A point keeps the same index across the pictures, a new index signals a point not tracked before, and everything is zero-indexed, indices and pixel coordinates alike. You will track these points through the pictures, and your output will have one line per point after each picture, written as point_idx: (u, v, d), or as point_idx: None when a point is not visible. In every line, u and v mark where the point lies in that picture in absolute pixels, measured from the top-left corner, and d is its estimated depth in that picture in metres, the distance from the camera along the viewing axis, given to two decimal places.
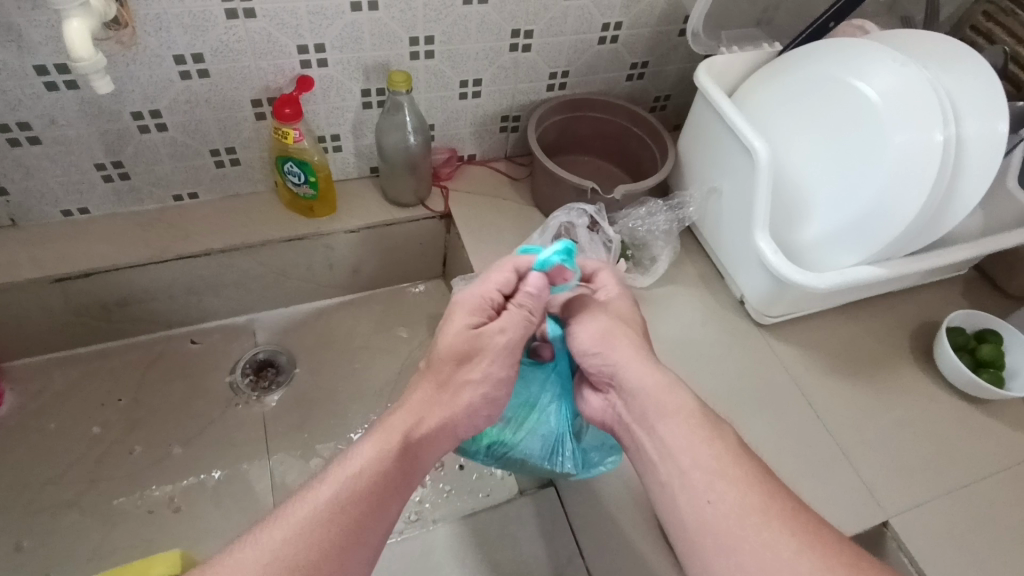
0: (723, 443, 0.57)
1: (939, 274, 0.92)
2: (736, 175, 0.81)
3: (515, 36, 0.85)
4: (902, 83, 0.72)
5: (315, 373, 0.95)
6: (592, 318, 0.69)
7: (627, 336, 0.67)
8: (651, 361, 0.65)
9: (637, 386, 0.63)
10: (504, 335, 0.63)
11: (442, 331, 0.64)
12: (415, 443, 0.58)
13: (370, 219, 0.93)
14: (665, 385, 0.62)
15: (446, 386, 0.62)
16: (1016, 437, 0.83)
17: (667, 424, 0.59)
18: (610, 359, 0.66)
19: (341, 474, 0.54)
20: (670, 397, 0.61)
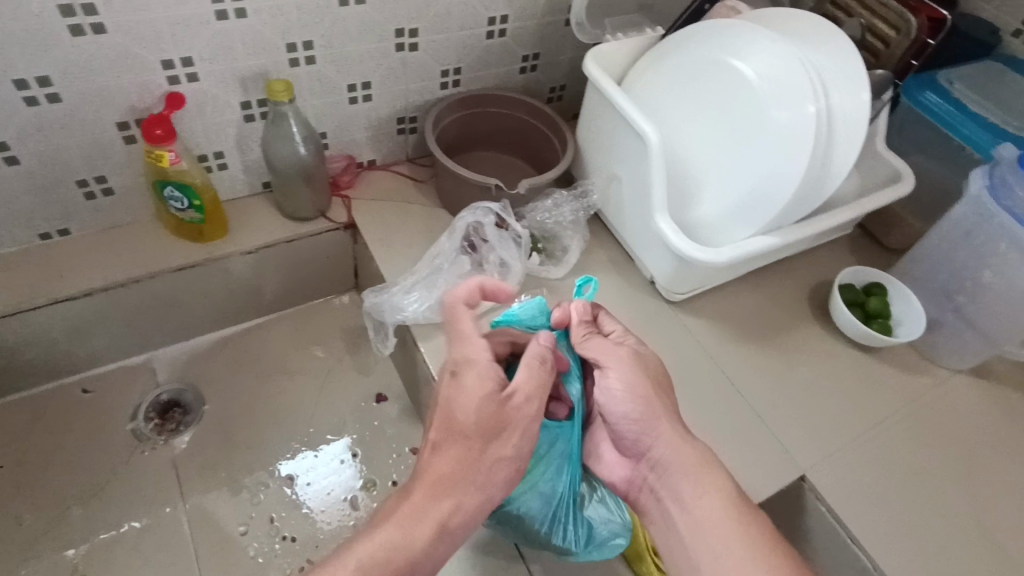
0: (754, 531, 0.55)
1: (828, 236, 0.98)
2: (632, 160, 0.82)
3: (400, 35, 0.82)
4: (773, 60, 0.75)
5: (227, 406, 0.89)
6: (618, 370, 0.64)
7: (663, 402, 0.63)
8: (685, 432, 0.62)
9: (667, 460, 0.60)
10: (529, 404, 0.58)
11: (454, 405, 0.56)
12: (441, 531, 0.53)
13: (269, 238, 0.88)
14: (701, 460, 0.60)
15: (481, 460, 0.55)
16: (906, 380, 0.90)
17: (703, 503, 0.57)
18: (647, 427, 0.62)
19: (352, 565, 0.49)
20: (708, 475, 0.59)
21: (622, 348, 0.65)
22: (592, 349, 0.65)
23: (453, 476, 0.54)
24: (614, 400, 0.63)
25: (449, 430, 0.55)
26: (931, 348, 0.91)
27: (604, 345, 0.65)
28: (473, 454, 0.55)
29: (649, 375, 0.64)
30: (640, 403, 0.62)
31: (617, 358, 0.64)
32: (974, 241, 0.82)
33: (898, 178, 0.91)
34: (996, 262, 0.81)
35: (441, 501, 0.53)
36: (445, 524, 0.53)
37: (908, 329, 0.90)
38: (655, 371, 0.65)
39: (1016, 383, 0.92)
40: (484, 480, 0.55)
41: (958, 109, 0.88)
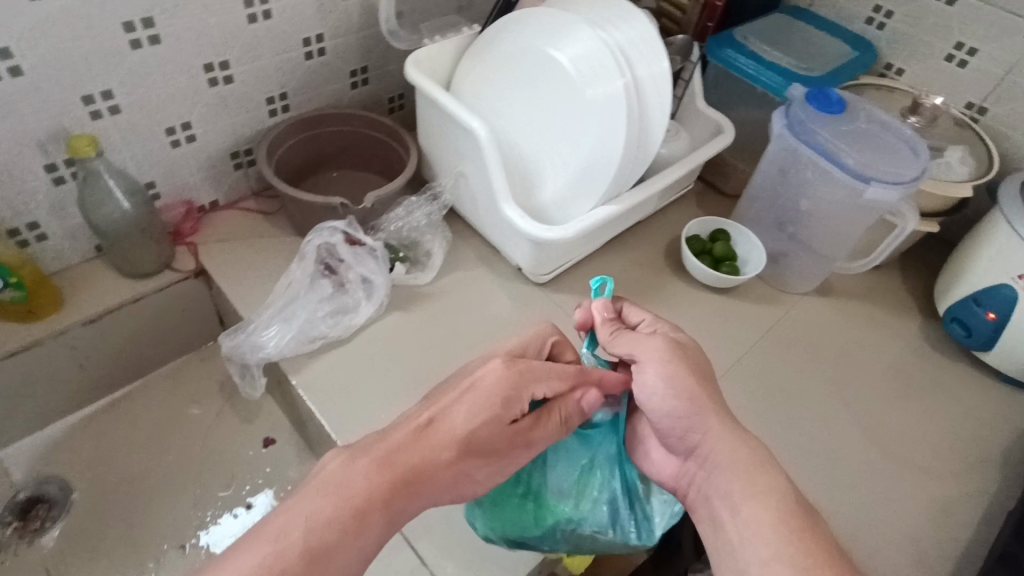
0: (811, 534, 0.52)
1: (671, 194, 1.04)
2: (471, 156, 0.84)
3: (210, 70, 0.80)
4: (579, 42, 0.79)
5: (99, 488, 0.83)
6: (649, 362, 0.63)
7: (708, 395, 0.61)
8: (738, 431, 0.60)
9: (716, 460, 0.58)
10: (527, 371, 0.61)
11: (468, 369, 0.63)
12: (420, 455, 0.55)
13: (109, 303, 0.82)
14: (752, 457, 0.58)
15: (467, 395, 0.59)
16: (761, 311, 0.98)
17: (756, 502, 0.55)
18: (693, 423, 0.60)
19: (332, 485, 0.52)
20: (761, 473, 0.57)
21: (657, 337, 0.64)
22: (628, 341, 0.65)
23: (418, 456, 0.55)
24: (652, 395, 0.62)
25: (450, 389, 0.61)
26: (777, 278, 1.00)
27: (637, 335, 0.65)
28: (474, 410, 0.58)
29: (689, 363, 0.63)
30: (682, 397, 0.61)
31: (652, 352, 0.63)
32: (789, 176, 0.91)
33: (721, 131, 0.99)
34: (808, 191, 0.90)
35: (422, 426, 0.57)
36: (420, 447, 0.56)
37: (753, 265, 0.98)
38: (696, 359, 0.64)
39: (853, 293, 1.03)
40: (471, 417, 0.57)
41: (759, 63, 0.95)
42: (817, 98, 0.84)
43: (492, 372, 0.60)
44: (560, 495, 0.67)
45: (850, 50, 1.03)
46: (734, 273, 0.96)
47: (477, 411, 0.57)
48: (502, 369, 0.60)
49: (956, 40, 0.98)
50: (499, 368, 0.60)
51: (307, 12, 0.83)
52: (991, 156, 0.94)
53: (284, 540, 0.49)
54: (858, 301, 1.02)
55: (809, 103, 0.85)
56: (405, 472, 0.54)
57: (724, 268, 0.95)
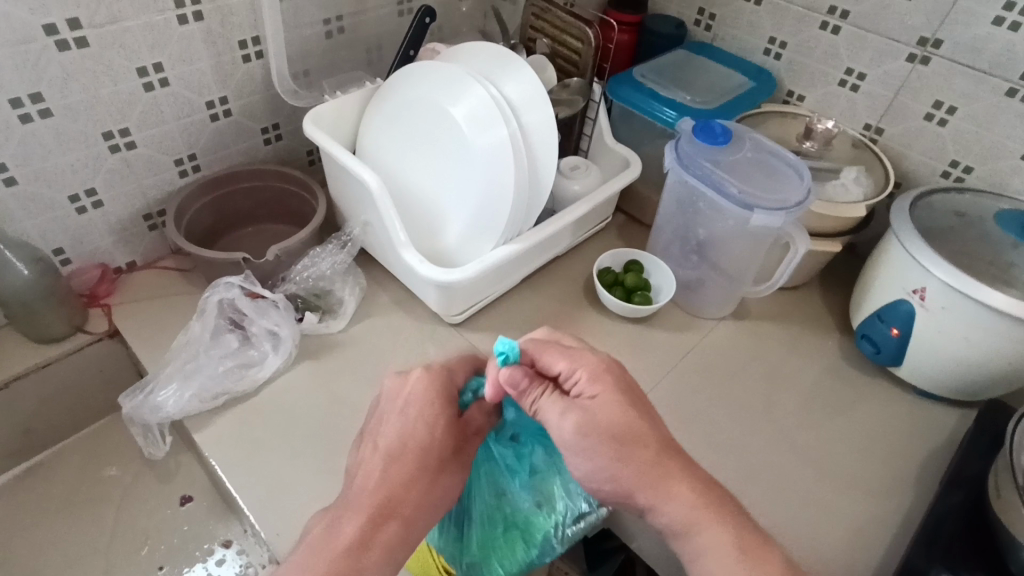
0: None
1: (586, 228, 1.07)
2: (370, 206, 0.86)
3: (110, 136, 0.82)
4: (464, 92, 0.82)
5: (7, 558, 0.83)
6: (572, 451, 0.60)
7: (637, 464, 0.58)
8: (675, 482, 0.58)
9: (665, 523, 0.58)
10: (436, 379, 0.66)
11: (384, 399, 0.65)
12: (391, 479, 0.59)
13: (16, 369, 0.83)
14: (694, 512, 0.57)
15: (408, 413, 0.63)
16: (677, 339, 0.99)
17: (709, 560, 0.56)
18: (631, 494, 0.59)
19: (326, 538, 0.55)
20: (706, 529, 0.56)
21: (573, 416, 0.60)
22: (547, 416, 0.62)
23: (393, 482, 0.59)
24: (586, 478, 0.60)
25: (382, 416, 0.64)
26: (692, 305, 1.02)
27: (552, 416, 0.61)
28: (413, 424, 0.62)
29: (611, 435, 0.59)
30: (609, 481, 0.59)
31: (568, 438, 0.60)
32: (687, 206, 0.93)
33: (628, 164, 1.02)
34: (704, 219, 0.92)
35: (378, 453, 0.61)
36: (388, 467, 0.60)
37: (665, 293, 0.99)
38: (620, 423, 0.59)
39: (770, 315, 1.04)
40: (419, 430, 0.62)
41: (654, 98, 0.99)
42: (703, 131, 0.87)
43: (407, 392, 0.64)
44: (534, 513, 0.69)
45: (748, 82, 1.07)
46: (647, 302, 0.97)
47: (420, 423, 0.62)
48: (415, 382, 0.64)
49: (845, 66, 1.01)
50: (407, 379, 0.65)
51: (205, 77, 0.86)
52: (887, 176, 0.95)
53: None
54: (777, 323, 1.04)
55: (695, 136, 0.87)
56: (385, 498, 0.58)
57: (636, 298, 0.97)
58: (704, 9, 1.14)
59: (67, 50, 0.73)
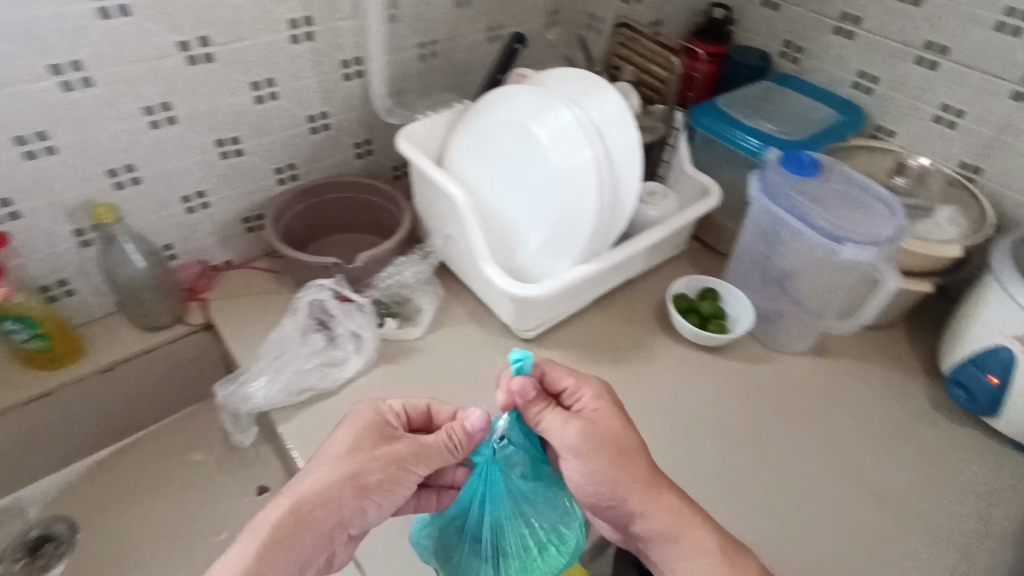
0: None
1: (661, 252, 1.06)
2: (455, 220, 0.90)
3: (222, 144, 0.89)
4: (552, 116, 0.84)
5: (102, 530, 0.89)
6: (570, 457, 0.62)
7: (630, 475, 0.62)
8: (662, 494, 0.62)
9: (645, 531, 0.62)
10: (392, 412, 0.66)
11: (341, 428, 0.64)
12: (308, 505, 0.58)
13: (123, 353, 0.90)
14: (678, 518, 0.61)
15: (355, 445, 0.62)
16: (751, 371, 0.97)
17: (690, 564, 0.60)
18: (622, 502, 0.62)
19: (236, 550, 0.56)
20: (688, 534, 0.61)
21: (577, 424, 0.62)
22: (548, 427, 0.63)
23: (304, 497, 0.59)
24: (578, 485, 0.63)
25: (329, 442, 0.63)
26: (768, 336, 1.00)
27: (555, 427, 0.63)
28: (347, 456, 0.61)
29: (611, 446, 0.62)
30: (602, 487, 0.62)
31: (570, 446, 0.62)
32: (770, 236, 0.92)
33: (706, 194, 1.01)
34: (788, 250, 0.91)
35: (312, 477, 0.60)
36: (308, 497, 0.59)
37: (742, 323, 0.98)
38: (616, 438, 0.63)
39: (851, 352, 1.01)
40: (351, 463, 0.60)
41: (739, 127, 0.99)
42: (789, 160, 0.87)
43: (352, 421, 0.64)
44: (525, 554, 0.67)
45: (835, 114, 1.06)
46: (722, 332, 0.96)
47: (354, 456, 0.61)
48: (361, 414, 0.64)
49: (941, 102, 0.98)
50: (359, 413, 0.65)
51: (310, 93, 0.92)
52: (985, 215, 0.92)
53: None
54: (856, 361, 1.00)
55: (782, 166, 0.87)
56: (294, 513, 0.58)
57: (711, 326, 0.96)
58: (789, 42, 1.12)
59: (195, 65, 0.80)
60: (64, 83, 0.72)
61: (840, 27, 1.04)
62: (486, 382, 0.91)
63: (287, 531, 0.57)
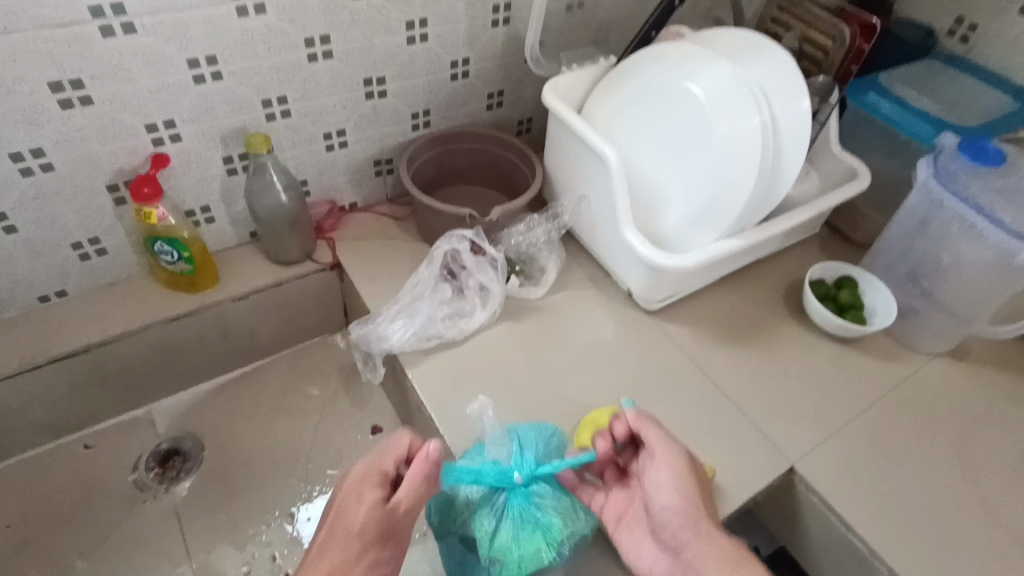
0: None
1: (794, 235, 1.01)
2: (597, 180, 0.87)
3: (369, 84, 0.87)
4: (719, 79, 0.80)
5: (225, 450, 0.92)
6: (666, 467, 0.65)
7: (710, 509, 0.64)
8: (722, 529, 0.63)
9: (700, 557, 0.62)
10: (374, 466, 0.65)
11: (345, 509, 0.63)
12: None
13: (256, 283, 0.92)
14: (737, 554, 0.62)
15: (348, 510, 0.63)
16: (885, 367, 0.92)
17: None
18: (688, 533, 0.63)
19: None
20: (745, 567, 0.61)
21: (679, 447, 0.67)
22: (652, 435, 0.68)
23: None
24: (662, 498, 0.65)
25: (333, 517, 0.63)
26: (908, 335, 0.94)
27: (660, 443, 0.67)
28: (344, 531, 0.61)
29: (700, 486, 0.66)
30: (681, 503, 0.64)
31: (670, 456, 0.66)
32: (931, 228, 0.87)
33: (855, 176, 0.95)
34: (950, 244, 0.85)
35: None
36: None
37: (881, 317, 0.93)
38: (701, 475, 0.67)
39: (995, 361, 0.94)
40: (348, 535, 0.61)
41: (905, 108, 0.93)
42: (971, 147, 0.81)
43: (346, 493, 0.64)
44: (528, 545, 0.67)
45: (1009, 103, 0.96)
46: (860, 323, 0.91)
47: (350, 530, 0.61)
48: (351, 482, 0.64)
49: None
50: (354, 482, 0.64)
51: (458, 37, 0.89)
52: None
53: None
54: (1001, 370, 0.93)
55: (961, 152, 0.81)
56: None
57: (848, 316, 0.91)
58: (963, 17, 1.02)
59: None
60: (240, 9, 0.72)
61: None
62: (608, 350, 0.89)
63: None
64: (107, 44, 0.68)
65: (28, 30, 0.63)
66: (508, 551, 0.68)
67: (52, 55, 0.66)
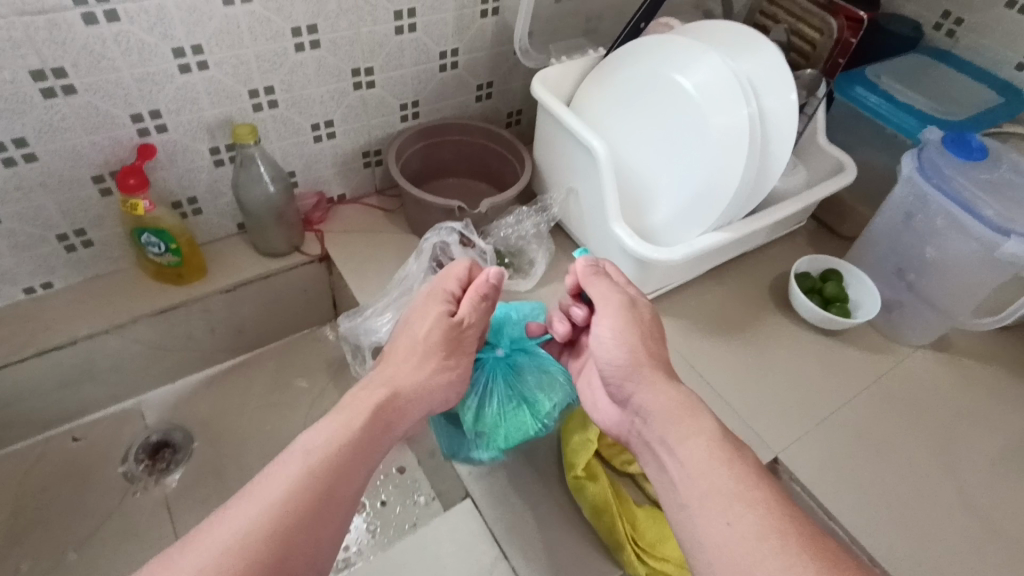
0: (743, 468, 0.52)
1: (781, 229, 1.02)
2: (586, 173, 0.87)
3: (357, 74, 0.87)
4: (709, 73, 0.80)
5: (215, 441, 0.92)
6: (608, 314, 0.66)
7: (653, 354, 0.64)
8: (672, 380, 0.61)
9: (642, 400, 0.61)
10: (443, 289, 0.72)
11: (415, 327, 0.69)
12: (388, 413, 0.61)
13: (245, 275, 0.92)
14: (685, 405, 0.58)
15: (418, 330, 0.69)
16: (869, 359, 0.93)
17: (689, 443, 0.55)
18: (631, 379, 0.62)
19: (305, 447, 0.55)
20: (691, 417, 0.57)
21: (621, 296, 0.67)
22: (597, 286, 0.69)
23: (280, 491, 0.50)
24: (602, 343, 0.65)
25: (404, 339, 0.69)
26: (891, 328, 0.95)
27: (605, 293, 0.68)
28: (420, 346, 0.67)
29: (643, 331, 0.65)
30: (623, 351, 0.63)
31: (612, 305, 0.66)
32: (916, 222, 0.88)
33: (841, 169, 0.95)
34: (935, 238, 0.86)
35: (377, 389, 0.63)
36: (382, 404, 0.61)
37: (866, 310, 0.94)
38: (648, 322, 0.67)
39: (975, 353, 0.96)
40: (421, 348, 0.67)
41: (891, 102, 0.93)
42: (956, 143, 0.82)
43: (415, 316, 0.71)
44: (514, 413, 0.75)
45: (994, 98, 0.97)
46: (845, 316, 0.92)
47: (424, 341, 0.67)
48: (420, 307, 0.71)
49: None
50: (421, 310, 0.71)
51: (446, 28, 0.89)
52: None
53: (276, 494, 0.50)
54: (982, 362, 0.95)
55: (945, 146, 0.82)
56: (269, 524, 0.48)
57: (833, 309, 0.92)
58: (949, 13, 1.03)
59: None
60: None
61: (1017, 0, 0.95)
62: None
63: (366, 437, 0.57)
64: (90, 31, 0.67)
65: (9, 17, 0.62)
66: (496, 425, 0.74)
67: (34, 42, 0.65)
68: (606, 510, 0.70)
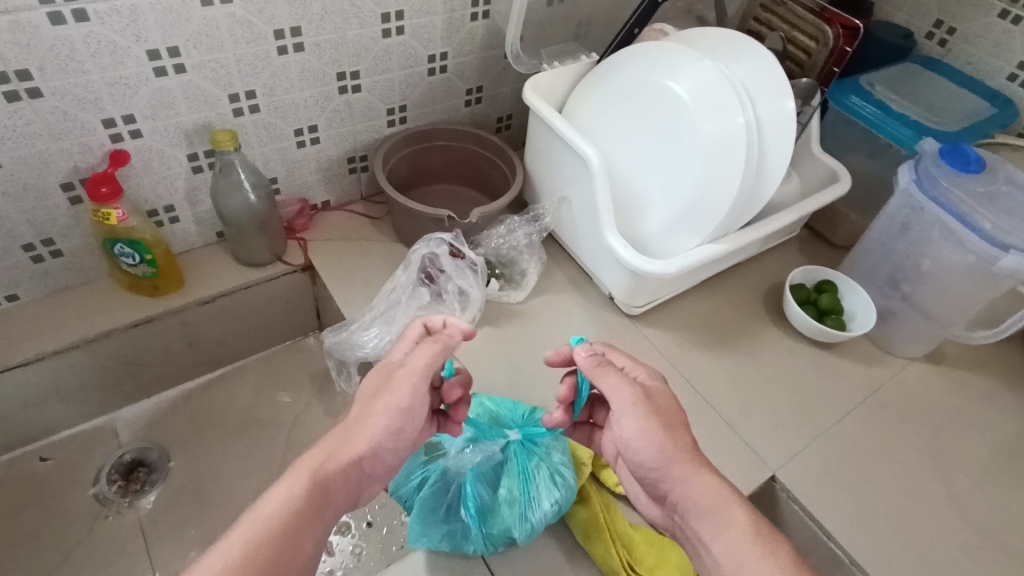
0: (778, 558, 0.51)
1: (775, 239, 1.01)
2: (578, 180, 0.85)
3: (342, 78, 0.84)
4: (702, 78, 0.78)
5: (192, 460, 0.88)
6: (626, 412, 0.61)
7: (680, 444, 0.59)
8: (705, 466, 0.58)
9: (682, 498, 0.58)
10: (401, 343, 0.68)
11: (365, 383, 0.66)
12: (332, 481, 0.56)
13: (224, 286, 0.88)
14: (720, 495, 0.56)
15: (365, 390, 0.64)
16: (864, 372, 0.92)
17: (728, 539, 0.54)
18: (665, 476, 0.59)
19: (251, 517, 0.51)
20: (727, 510, 0.55)
21: (633, 388, 0.62)
22: (605, 381, 0.63)
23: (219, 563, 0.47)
24: (628, 443, 0.61)
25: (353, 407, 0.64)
26: (885, 339, 0.94)
27: (611, 390, 0.62)
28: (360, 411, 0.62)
29: (665, 419, 0.61)
30: (649, 446, 0.59)
31: (627, 401, 0.61)
32: (912, 233, 0.87)
33: (836, 179, 0.94)
34: (930, 249, 0.85)
35: (315, 455, 0.58)
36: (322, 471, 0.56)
37: (860, 322, 0.93)
38: (667, 408, 0.62)
39: (968, 363, 0.95)
40: (362, 418, 0.61)
41: (886, 111, 0.92)
42: (951, 153, 0.81)
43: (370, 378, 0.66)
44: (531, 494, 0.69)
45: (986, 107, 0.96)
46: (840, 328, 0.91)
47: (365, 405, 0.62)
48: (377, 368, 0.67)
49: None
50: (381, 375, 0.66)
51: (435, 31, 0.86)
52: None
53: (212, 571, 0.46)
54: (974, 373, 0.94)
55: (942, 158, 0.81)
56: None
57: (828, 321, 0.91)
58: (941, 22, 1.03)
59: None
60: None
61: (1008, 10, 0.94)
62: None
63: (314, 505, 0.53)
64: (56, 32, 0.63)
65: None
66: (520, 516, 0.69)
67: None
68: (600, 536, 0.68)
